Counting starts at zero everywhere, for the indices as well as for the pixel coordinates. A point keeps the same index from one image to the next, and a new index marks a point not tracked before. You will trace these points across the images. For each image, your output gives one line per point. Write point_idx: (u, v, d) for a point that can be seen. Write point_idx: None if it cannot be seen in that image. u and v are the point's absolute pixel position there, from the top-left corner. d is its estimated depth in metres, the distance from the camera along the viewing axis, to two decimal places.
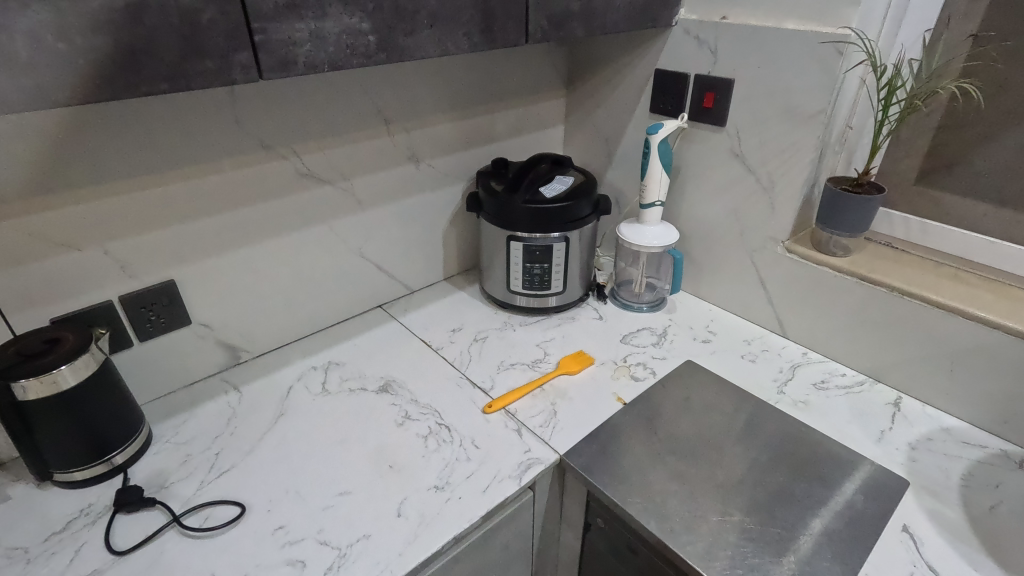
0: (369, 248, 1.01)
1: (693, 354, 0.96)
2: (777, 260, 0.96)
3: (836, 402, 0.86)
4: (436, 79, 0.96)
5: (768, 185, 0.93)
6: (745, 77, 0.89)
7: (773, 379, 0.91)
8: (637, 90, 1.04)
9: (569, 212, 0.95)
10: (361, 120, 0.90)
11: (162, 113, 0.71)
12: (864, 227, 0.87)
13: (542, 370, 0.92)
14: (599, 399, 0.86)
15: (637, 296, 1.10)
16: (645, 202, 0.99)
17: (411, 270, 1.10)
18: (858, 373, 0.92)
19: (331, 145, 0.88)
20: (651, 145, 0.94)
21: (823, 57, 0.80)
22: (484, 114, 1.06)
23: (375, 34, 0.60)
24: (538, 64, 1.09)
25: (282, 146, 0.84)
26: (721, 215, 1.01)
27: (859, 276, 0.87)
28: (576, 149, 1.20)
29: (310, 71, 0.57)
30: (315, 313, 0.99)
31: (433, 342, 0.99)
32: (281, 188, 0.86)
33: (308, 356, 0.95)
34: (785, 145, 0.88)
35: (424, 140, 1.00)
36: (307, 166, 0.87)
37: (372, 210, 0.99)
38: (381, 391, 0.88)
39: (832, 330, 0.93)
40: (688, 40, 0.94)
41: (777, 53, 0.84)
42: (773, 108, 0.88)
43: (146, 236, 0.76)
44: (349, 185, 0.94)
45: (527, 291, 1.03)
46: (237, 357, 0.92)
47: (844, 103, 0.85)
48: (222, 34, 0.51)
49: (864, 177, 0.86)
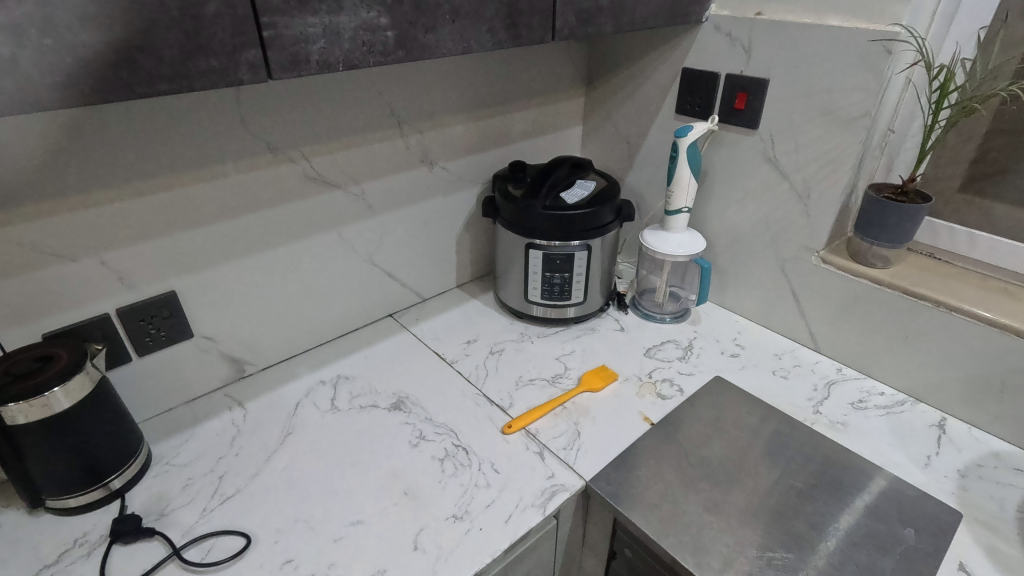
0: (380, 255, 0.96)
1: (721, 369, 0.91)
2: (811, 270, 0.91)
3: (876, 424, 0.81)
4: (452, 77, 0.91)
5: (804, 191, 0.88)
6: (782, 77, 0.84)
7: (808, 397, 0.86)
8: (662, 90, 0.99)
9: (591, 219, 0.90)
10: (373, 121, 0.85)
11: (162, 114, 0.67)
12: (907, 238, 0.82)
13: (563, 386, 0.87)
14: (625, 419, 0.81)
15: (659, 306, 1.05)
16: (671, 209, 0.94)
17: (423, 278, 1.05)
18: (898, 392, 0.87)
19: (341, 146, 0.84)
20: (679, 149, 0.89)
21: (870, 56, 0.74)
22: (501, 115, 1.01)
23: (394, 30, 0.55)
24: (557, 62, 1.04)
25: (289, 149, 0.79)
26: (751, 222, 0.96)
27: (902, 289, 0.82)
28: (595, 151, 1.15)
29: (324, 69, 0.52)
30: (323, 323, 0.94)
31: (447, 355, 0.94)
32: (289, 193, 0.81)
33: (316, 370, 0.90)
34: (824, 149, 0.83)
35: (438, 142, 0.95)
36: (316, 169, 0.82)
37: (383, 216, 0.94)
38: (394, 409, 0.83)
39: (870, 345, 0.88)
40: (719, 38, 0.89)
41: (817, 52, 0.79)
42: (812, 110, 0.82)
43: (146, 244, 0.72)
44: (360, 190, 0.89)
45: (546, 301, 0.98)
46: (242, 370, 0.87)
47: (888, 105, 0.80)
48: (227, 29, 0.46)
49: (908, 185, 0.81)
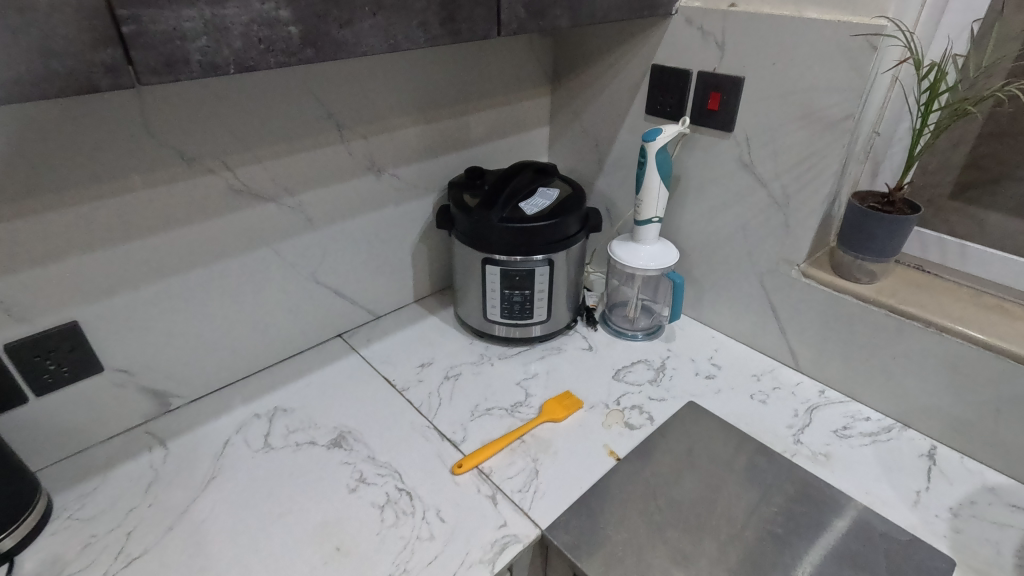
0: (323, 272, 0.88)
1: (695, 393, 0.84)
2: (791, 285, 0.84)
3: (862, 454, 0.75)
4: (398, 76, 0.82)
5: (782, 200, 0.80)
6: (758, 75, 0.76)
7: (788, 425, 0.79)
8: (631, 88, 0.91)
9: (553, 231, 0.82)
10: (308, 125, 0.76)
11: (45, 122, 0.58)
12: (894, 251, 0.75)
13: (523, 416, 0.80)
14: (588, 454, 0.74)
15: (630, 322, 0.98)
16: (640, 218, 0.87)
17: (376, 294, 0.97)
18: (884, 416, 0.81)
19: (271, 155, 0.75)
20: (647, 154, 0.81)
21: (854, 52, 0.67)
22: (457, 116, 0.92)
23: (299, 24, 0.47)
24: (518, 58, 0.96)
25: (208, 158, 0.70)
26: (726, 232, 0.89)
27: (889, 308, 0.75)
28: (562, 154, 1.07)
29: (209, 72, 0.44)
30: (261, 348, 0.86)
31: (397, 381, 0.86)
32: (212, 207, 0.73)
33: (251, 401, 0.82)
34: (804, 155, 0.76)
35: (386, 147, 0.86)
36: (241, 181, 0.74)
37: (326, 229, 0.85)
38: (333, 446, 0.75)
39: (854, 366, 0.82)
40: (690, 32, 0.81)
41: (796, 47, 0.72)
42: (790, 112, 0.75)
43: (38, 271, 0.63)
44: (297, 201, 0.80)
45: (506, 320, 0.90)
46: (166, 404, 0.79)
47: (873, 106, 0.73)
48: (71, 23, 0.37)
49: (896, 194, 0.74)
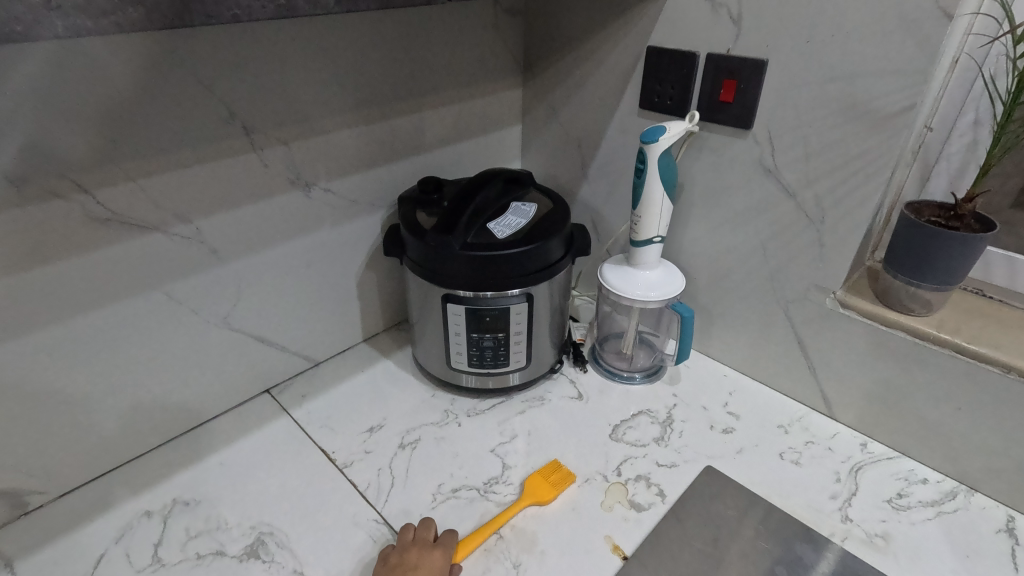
0: (240, 315, 0.69)
1: (713, 455, 0.68)
2: (825, 317, 0.68)
3: (928, 534, 0.59)
4: (325, 63, 0.64)
5: (815, 214, 0.64)
6: (786, 57, 0.60)
7: (831, 495, 0.63)
8: (621, 77, 0.74)
9: (531, 259, 0.64)
10: (202, 130, 0.57)
11: None
12: (960, 278, 0.60)
13: (499, 499, 0.62)
14: (585, 552, 0.57)
15: (627, 360, 0.81)
16: (638, 238, 0.70)
17: (312, 336, 0.78)
18: (944, 478, 0.65)
19: (150, 170, 0.55)
20: (647, 159, 0.64)
21: (918, 23, 0.51)
22: (407, 115, 0.74)
23: None
24: (480, 41, 0.78)
25: (48, 177, 0.50)
26: (742, 252, 0.72)
27: (955, 347, 0.60)
28: (538, 158, 0.90)
29: None
30: (158, 417, 0.66)
31: (338, 454, 0.67)
32: (63, 243, 0.53)
33: (142, 492, 0.62)
34: (844, 158, 0.60)
35: (315, 155, 0.67)
36: (107, 207, 0.54)
37: (239, 262, 0.66)
38: (247, 557, 0.56)
39: (904, 417, 0.66)
40: (696, 3, 0.64)
41: (836, 19, 0.56)
42: (828, 104, 0.59)
43: None
44: (194, 230, 0.61)
45: (476, 368, 0.72)
46: (22, 504, 0.59)
47: (933, 93, 0.57)
48: None
49: (963, 205, 0.58)
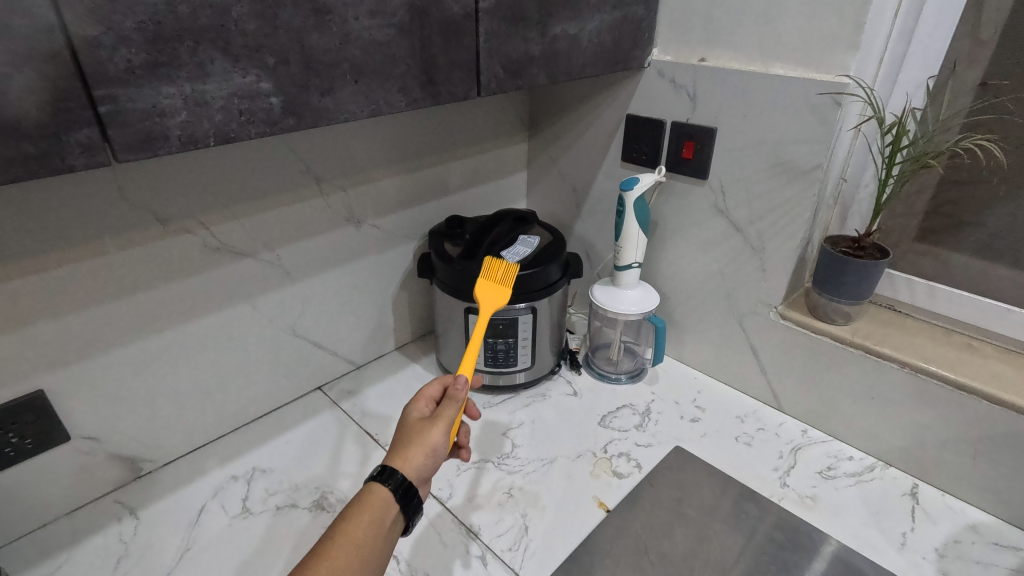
0: (303, 324, 0.86)
1: (681, 438, 0.84)
2: (769, 327, 0.85)
3: (847, 496, 0.75)
4: (376, 130, 0.83)
5: (758, 245, 0.82)
6: (730, 126, 0.79)
7: (774, 467, 0.79)
8: (607, 137, 0.93)
9: (535, 279, 0.82)
10: (287, 181, 0.76)
11: (14, 197, 0.56)
12: (868, 294, 0.77)
13: (510, 469, 0.79)
14: (577, 506, 0.73)
15: (614, 364, 0.98)
16: (621, 264, 0.88)
17: (356, 344, 0.95)
18: (867, 455, 0.81)
19: (249, 211, 0.74)
20: (626, 204, 0.83)
21: (819, 107, 0.70)
22: (435, 166, 0.93)
23: (280, 95, 0.47)
24: (495, 107, 0.97)
25: (183, 218, 0.68)
26: (704, 275, 0.90)
27: (865, 348, 0.77)
28: (541, 198, 1.08)
29: (188, 147, 0.43)
30: (238, 404, 0.83)
31: (381, 435, 0.84)
32: (185, 266, 0.71)
33: (229, 462, 0.79)
34: (776, 203, 0.78)
35: (365, 198, 0.86)
36: (219, 239, 0.72)
37: (305, 282, 0.84)
38: (316, 508, 0.72)
39: (832, 407, 0.83)
40: (663, 84, 0.83)
41: (763, 102, 0.74)
42: (762, 163, 0.77)
43: (7, 340, 0.60)
44: (275, 256, 0.79)
45: (490, 368, 0.90)
46: (138, 470, 0.76)
47: (839, 157, 0.76)
48: (46, 107, 0.36)
49: (865, 239, 0.76)
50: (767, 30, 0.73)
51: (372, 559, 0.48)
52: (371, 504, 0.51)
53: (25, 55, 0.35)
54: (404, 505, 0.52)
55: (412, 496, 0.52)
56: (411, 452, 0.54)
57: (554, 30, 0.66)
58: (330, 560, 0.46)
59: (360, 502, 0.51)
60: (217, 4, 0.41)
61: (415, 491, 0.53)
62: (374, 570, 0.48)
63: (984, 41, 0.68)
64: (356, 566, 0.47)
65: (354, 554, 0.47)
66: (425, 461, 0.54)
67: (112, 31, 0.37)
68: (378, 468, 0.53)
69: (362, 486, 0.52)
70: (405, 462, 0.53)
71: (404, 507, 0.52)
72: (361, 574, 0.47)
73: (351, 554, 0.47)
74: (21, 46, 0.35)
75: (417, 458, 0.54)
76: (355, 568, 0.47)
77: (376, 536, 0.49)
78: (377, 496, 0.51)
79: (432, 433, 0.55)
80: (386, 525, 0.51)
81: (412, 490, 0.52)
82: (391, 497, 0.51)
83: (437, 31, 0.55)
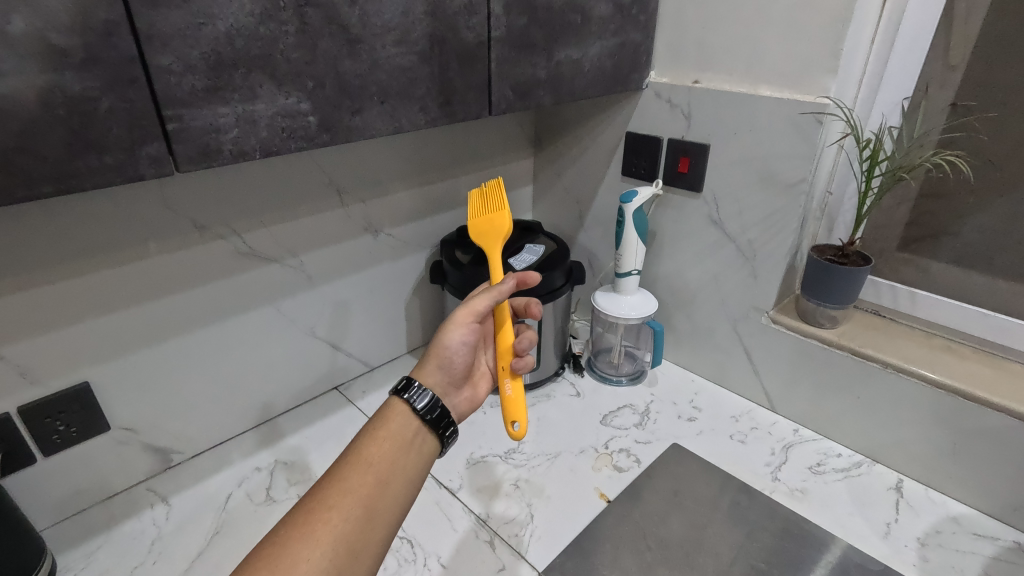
0: (322, 326, 0.92)
1: (679, 435, 0.89)
2: (761, 330, 0.90)
3: (835, 489, 0.80)
4: (394, 146, 0.89)
5: (749, 253, 0.88)
6: (722, 143, 0.85)
7: (766, 463, 0.84)
8: (608, 152, 0.99)
9: (541, 284, 0.88)
10: (312, 192, 0.82)
11: (73, 206, 0.63)
12: (852, 299, 0.82)
13: (516, 463, 0.83)
14: (580, 496, 0.78)
15: (615, 367, 1.03)
16: (621, 271, 0.93)
17: (371, 346, 1.01)
18: (854, 452, 0.86)
19: (277, 220, 0.80)
20: (625, 214, 0.89)
21: (803, 126, 0.76)
22: (448, 179, 0.99)
23: (317, 114, 0.53)
24: (503, 124, 1.04)
25: (218, 225, 0.75)
26: (700, 282, 0.95)
27: (850, 349, 0.81)
28: (546, 210, 1.14)
29: (238, 159, 0.49)
30: (261, 401, 0.89)
31: None
32: (218, 270, 0.77)
33: (252, 455, 0.84)
34: (765, 214, 0.84)
35: (382, 209, 0.92)
36: (249, 245, 0.78)
37: (325, 286, 0.90)
38: None
39: (821, 406, 0.88)
40: (659, 104, 0.90)
41: (752, 120, 0.81)
42: (752, 176, 0.83)
43: (58, 335, 0.66)
44: (298, 262, 0.85)
45: None
46: (168, 460, 0.81)
47: (824, 171, 0.82)
48: (124, 124, 0.43)
49: (849, 247, 0.82)
50: (754, 55, 0.79)
51: (390, 476, 0.52)
52: (385, 427, 0.55)
53: (111, 81, 0.41)
54: (423, 418, 0.57)
55: (432, 407, 0.57)
56: (428, 354, 0.63)
57: (559, 55, 0.73)
58: (343, 482, 0.50)
59: (374, 426, 0.55)
60: (267, 37, 0.48)
61: (435, 400, 0.57)
62: (394, 485, 0.51)
63: (954, 66, 0.75)
64: (373, 484, 0.50)
65: (368, 473, 0.51)
66: (439, 364, 0.63)
67: (181, 60, 0.44)
68: (398, 382, 0.58)
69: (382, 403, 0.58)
70: (418, 366, 0.63)
71: (424, 419, 0.57)
72: (380, 489, 0.50)
73: (365, 474, 0.51)
74: (107, 74, 0.41)
75: (431, 361, 0.63)
76: (374, 484, 0.50)
77: (392, 455, 0.53)
78: (390, 418, 0.56)
79: (447, 337, 0.63)
80: (402, 444, 0.55)
81: (430, 403, 0.57)
82: (410, 411, 0.57)
83: (454, 58, 0.62)
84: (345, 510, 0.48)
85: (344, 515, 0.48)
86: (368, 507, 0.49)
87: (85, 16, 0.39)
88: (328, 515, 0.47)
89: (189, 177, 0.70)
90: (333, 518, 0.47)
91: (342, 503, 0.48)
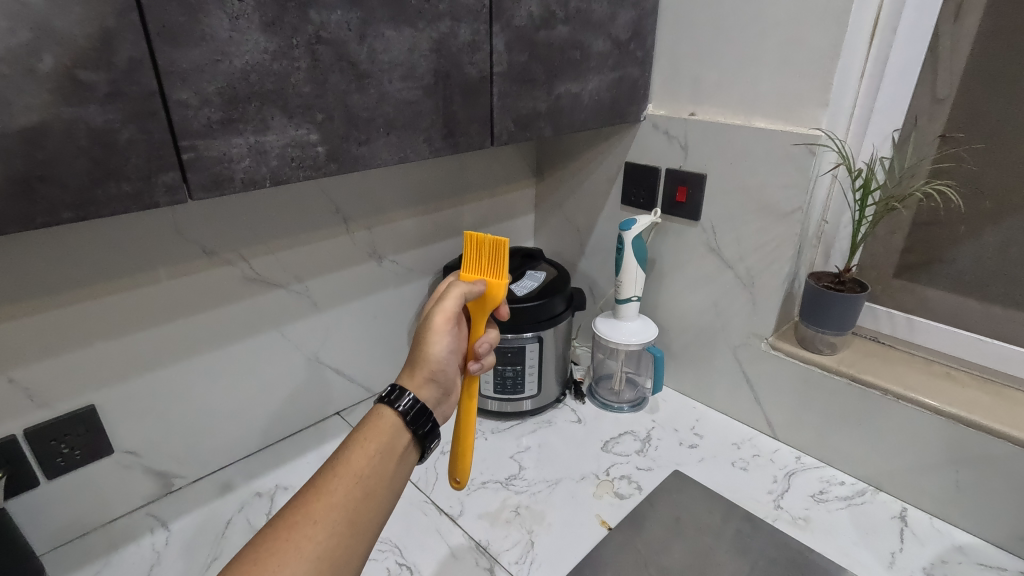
0: (327, 351, 0.93)
1: (680, 462, 0.89)
2: (760, 357, 0.91)
3: (839, 518, 0.79)
4: (399, 175, 0.92)
5: (747, 280, 0.89)
6: (718, 173, 0.87)
7: (768, 491, 0.84)
8: (608, 182, 1.02)
9: (542, 310, 0.89)
10: (318, 219, 0.84)
11: (87, 232, 0.65)
12: (850, 326, 0.83)
13: (517, 489, 0.83)
14: (580, 523, 0.77)
15: (616, 394, 1.03)
16: (621, 297, 0.94)
17: (373, 371, 1.01)
18: (858, 481, 0.85)
19: (284, 246, 0.82)
20: (625, 242, 0.90)
21: (796, 156, 0.78)
22: (451, 207, 1.02)
23: (325, 145, 0.55)
24: (504, 154, 1.06)
25: (227, 251, 0.77)
26: (700, 309, 0.96)
27: (849, 376, 0.82)
28: (548, 238, 1.16)
29: (249, 187, 0.51)
30: (263, 426, 0.89)
31: None
32: (225, 296, 0.78)
33: (253, 481, 0.84)
34: (762, 241, 0.85)
35: (387, 236, 0.94)
36: (256, 270, 0.80)
37: (330, 312, 0.91)
38: None
39: (822, 434, 0.87)
40: (657, 135, 0.93)
41: (747, 150, 0.83)
42: (748, 205, 0.85)
43: (67, 358, 0.68)
44: (304, 287, 0.86)
45: (499, 395, 0.96)
46: (170, 485, 0.81)
47: (818, 200, 0.84)
48: (142, 154, 0.45)
49: (845, 274, 0.83)
50: (747, 88, 0.82)
51: (376, 490, 0.52)
52: (374, 438, 0.55)
53: (131, 113, 0.43)
54: (413, 431, 0.58)
55: (421, 419, 0.58)
56: (417, 369, 0.61)
57: (559, 89, 0.75)
58: (329, 496, 0.49)
59: (363, 435, 0.55)
60: (280, 72, 0.50)
61: (421, 410, 0.58)
62: (378, 496, 0.52)
63: (941, 99, 0.77)
64: (360, 499, 0.51)
65: (355, 487, 0.51)
66: (432, 377, 0.62)
67: (198, 94, 0.46)
68: (388, 392, 0.58)
69: (370, 411, 0.58)
70: (410, 382, 0.60)
71: (415, 433, 0.58)
72: (365, 503, 0.51)
73: (351, 488, 0.51)
74: (127, 107, 0.43)
75: (421, 372, 0.61)
76: (359, 498, 0.51)
77: (380, 468, 0.53)
78: (381, 428, 0.56)
79: (434, 349, 0.62)
80: (390, 457, 0.55)
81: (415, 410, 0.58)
82: (400, 422, 0.57)
83: (458, 91, 0.64)
84: (330, 525, 0.48)
85: (328, 530, 0.48)
86: (353, 523, 0.49)
87: (111, 54, 0.41)
88: (311, 530, 0.47)
89: (202, 205, 0.72)
90: (317, 534, 0.47)
91: (328, 519, 0.48)
